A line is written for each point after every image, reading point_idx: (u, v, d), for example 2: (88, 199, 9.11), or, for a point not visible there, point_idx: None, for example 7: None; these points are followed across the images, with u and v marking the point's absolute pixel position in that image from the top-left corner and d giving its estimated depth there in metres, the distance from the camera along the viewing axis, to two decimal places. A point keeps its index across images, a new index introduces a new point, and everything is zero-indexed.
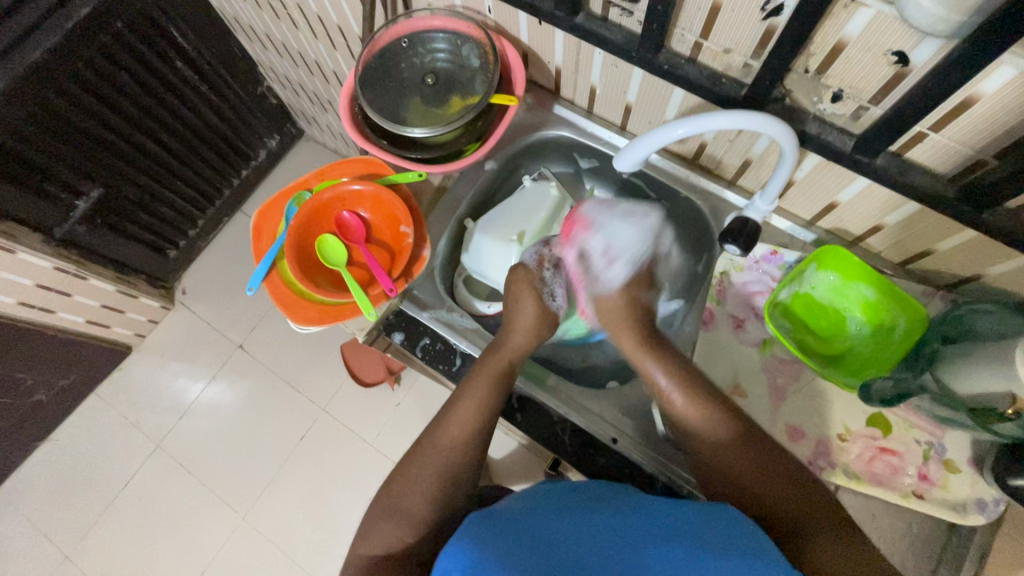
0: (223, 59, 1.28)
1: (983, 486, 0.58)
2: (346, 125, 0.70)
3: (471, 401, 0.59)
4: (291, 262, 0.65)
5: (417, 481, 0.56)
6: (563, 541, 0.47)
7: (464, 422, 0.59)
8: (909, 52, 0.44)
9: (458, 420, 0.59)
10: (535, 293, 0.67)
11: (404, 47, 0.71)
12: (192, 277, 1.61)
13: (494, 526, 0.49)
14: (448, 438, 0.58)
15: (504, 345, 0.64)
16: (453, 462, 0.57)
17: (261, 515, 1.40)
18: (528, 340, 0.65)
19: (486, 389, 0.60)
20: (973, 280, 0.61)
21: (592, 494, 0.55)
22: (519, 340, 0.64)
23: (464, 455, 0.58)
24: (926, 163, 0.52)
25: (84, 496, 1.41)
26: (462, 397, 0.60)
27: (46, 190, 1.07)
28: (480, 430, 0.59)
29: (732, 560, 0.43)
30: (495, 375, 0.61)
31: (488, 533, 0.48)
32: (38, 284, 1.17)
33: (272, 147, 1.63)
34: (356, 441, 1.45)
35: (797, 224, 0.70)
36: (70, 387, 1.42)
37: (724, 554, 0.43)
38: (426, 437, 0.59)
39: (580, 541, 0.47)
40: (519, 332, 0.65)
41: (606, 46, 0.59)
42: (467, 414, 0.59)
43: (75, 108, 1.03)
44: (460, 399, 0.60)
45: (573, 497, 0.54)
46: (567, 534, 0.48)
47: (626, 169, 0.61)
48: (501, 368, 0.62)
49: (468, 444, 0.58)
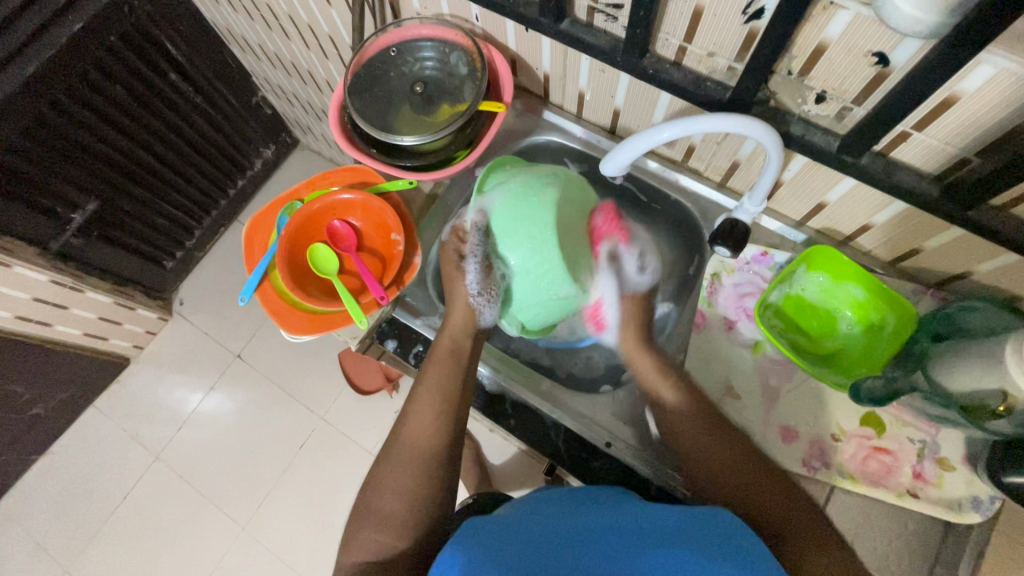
0: (217, 71, 1.29)
1: (977, 483, 0.57)
2: (336, 134, 0.70)
3: (424, 389, 0.60)
4: (281, 271, 0.65)
5: (395, 478, 0.56)
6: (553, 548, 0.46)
7: (427, 405, 0.59)
8: (889, 53, 0.45)
9: (422, 406, 0.59)
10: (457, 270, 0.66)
11: (393, 56, 0.72)
12: (190, 288, 1.61)
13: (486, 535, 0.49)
14: (413, 428, 0.58)
15: (446, 328, 0.65)
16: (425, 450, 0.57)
17: (260, 525, 1.39)
18: (468, 320, 0.65)
19: (437, 371, 0.61)
20: (963, 278, 0.61)
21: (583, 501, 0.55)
22: (459, 317, 0.65)
23: (435, 439, 0.58)
24: (912, 162, 0.53)
25: (82, 509, 1.41)
26: (420, 386, 0.61)
27: (42, 205, 1.08)
28: (446, 412, 0.59)
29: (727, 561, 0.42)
30: (447, 358, 0.63)
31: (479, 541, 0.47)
32: (34, 298, 1.18)
33: (268, 156, 1.63)
34: (354, 449, 1.45)
35: (787, 225, 0.70)
36: (69, 399, 1.42)
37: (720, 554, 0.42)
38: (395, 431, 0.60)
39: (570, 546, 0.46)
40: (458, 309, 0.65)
41: (591, 51, 0.59)
42: (430, 396, 0.60)
43: (70, 122, 1.03)
44: (421, 386, 0.61)
45: (570, 504, 0.54)
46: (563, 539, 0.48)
47: (614, 172, 0.62)
48: (450, 348, 0.64)
49: (437, 428, 0.58)
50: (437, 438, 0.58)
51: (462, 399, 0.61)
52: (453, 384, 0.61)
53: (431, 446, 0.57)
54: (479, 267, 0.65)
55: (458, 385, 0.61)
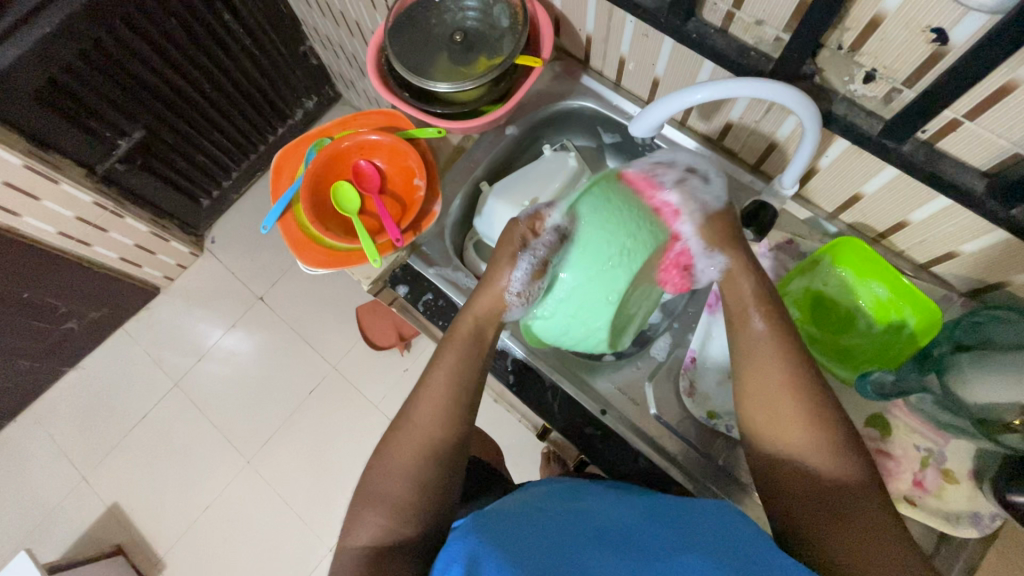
0: (269, 15, 1.31)
1: (980, 500, 0.55)
2: (372, 76, 0.71)
3: (442, 371, 0.56)
4: (304, 204, 0.67)
5: (399, 457, 0.53)
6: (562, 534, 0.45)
7: (435, 394, 0.55)
8: (949, 30, 0.42)
9: (435, 388, 0.55)
10: (510, 255, 0.58)
11: (436, 2, 0.71)
12: (222, 227, 1.66)
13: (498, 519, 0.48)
14: (426, 408, 0.55)
15: (470, 308, 0.59)
16: (431, 434, 0.54)
17: (265, 461, 1.45)
18: (494, 307, 0.59)
19: (457, 353, 0.57)
20: (999, 288, 0.58)
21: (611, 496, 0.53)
22: (485, 307, 0.59)
23: (445, 423, 0.54)
24: (959, 155, 0.50)
25: (104, 424, 1.49)
26: (434, 366, 0.56)
27: (91, 127, 1.12)
28: (454, 397, 0.55)
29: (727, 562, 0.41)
30: (467, 344, 0.57)
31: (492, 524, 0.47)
32: (77, 217, 1.23)
33: (309, 108, 1.66)
34: (360, 401, 1.49)
35: (818, 216, 0.68)
36: (101, 319, 1.49)
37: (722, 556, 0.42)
38: (405, 410, 0.56)
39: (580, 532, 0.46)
40: (487, 295, 0.59)
41: (635, 10, 0.58)
42: (441, 383, 0.55)
43: (124, 49, 1.06)
44: (432, 375, 0.56)
45: (576, 495, 0.53)
46: (565, 527, 0.46)
47: (642, 134, 0.59)
48: (474, 330, 0.58)
49: (449, 411, 0.55)
50: (442, 418, 0.55)
51: (474, 386, 0.56)
52: (468, 371, 0.56)
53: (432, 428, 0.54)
54: (532, 266, 0.58)
55: (472, 376, 0.56)
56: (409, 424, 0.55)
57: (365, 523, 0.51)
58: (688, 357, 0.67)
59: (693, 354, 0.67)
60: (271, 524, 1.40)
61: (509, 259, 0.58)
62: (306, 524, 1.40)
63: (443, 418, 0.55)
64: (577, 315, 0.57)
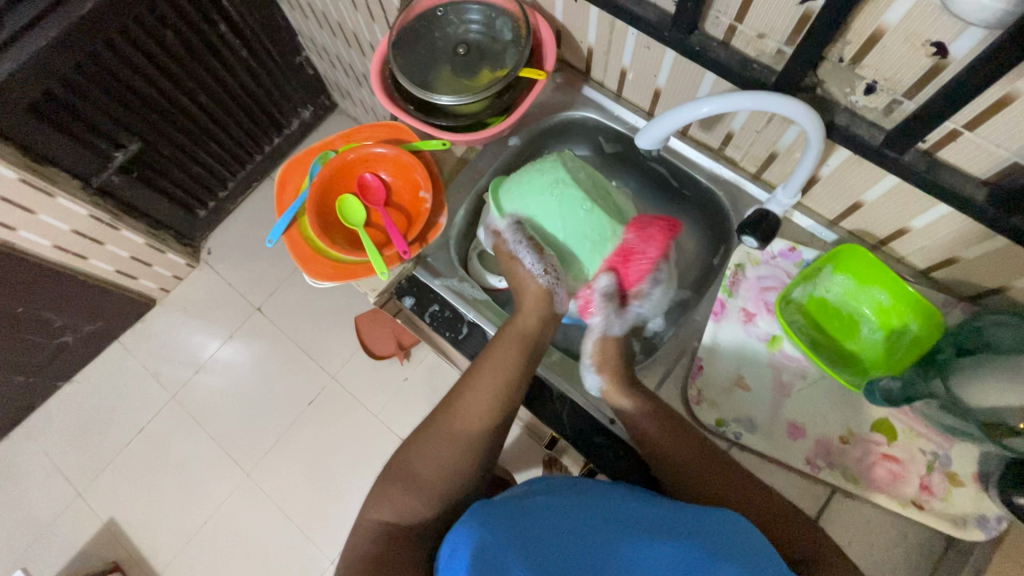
0: (266, 27, 1.31)
1: (986, 502, 0.56)
2: (376, 89, 0.71)
3: (492, 365, 0.61)
4: (310, 217, 0.66)
5: (439, 444, 0.58)
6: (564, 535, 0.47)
7: (488, 386, 0.60)
8: (948, 44, 0.43)
9: (485, 380, 0.60)
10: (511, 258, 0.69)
11: (439, 16, 0.72)
12: (219, 238, 1.65)
13: (498, 512, 0.49)
14: (473, 400, 0.60)
15: (519, 315, 0.67)
16: (474, 425, 0.59)
17: (264, 473, 1.44)
18: (540, 318, 0.66)
19: (507, 352, 0.62)
20: (998, 292, 0.59)
21: (606, 492, 0.54)
22: (531, 318, 0.66)
23: (489, 419, 0.59)
24: (959, 164, 0.51)
25: (100, 438, 1.47)
26: (485, 361, 0.62)
27: (88, 139, 1.11)
28: (506, 392, 0.60)
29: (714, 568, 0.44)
30: (519, 342, 0.63)
31: (494, 517, 0.48)
32: (73, 230, 1.22)
33: (305, 117, 1.65)
34: (360, 410, 1.48)
35: (819, 223, 0.69)
36: (96, 332, 1.47)
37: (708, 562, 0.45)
38: (451, 400, 0.61)
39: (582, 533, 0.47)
40: (531, 308, 0.67)
41: (638, 23, 0.59)
42: (495, 376, 0.61)
43: (121, 62, 1.06)
44: (486, 368, 0.61)
45: (574, 489, 0.55)
46: (569, 522, 0.49)
47: (648, 146, 0.62)
48: (521, 332, 0.64)
49: (496, 408, 0.60)
50: (492, 415, 0.59)
51: (523, 382, 0.62)
52: (521, 369, 0.62)
53: (482, 422, 0.59)
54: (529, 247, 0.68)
55: (524, 374, 0.62)
56: (461, 413, 0.59)
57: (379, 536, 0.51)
58: (695, 365, 0.66)
59: (699, 361, 0.66)
60: (271, 537, 1.39)
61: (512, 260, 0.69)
62: (306, 536, 1.38)
63: (494, 411, 0.60)
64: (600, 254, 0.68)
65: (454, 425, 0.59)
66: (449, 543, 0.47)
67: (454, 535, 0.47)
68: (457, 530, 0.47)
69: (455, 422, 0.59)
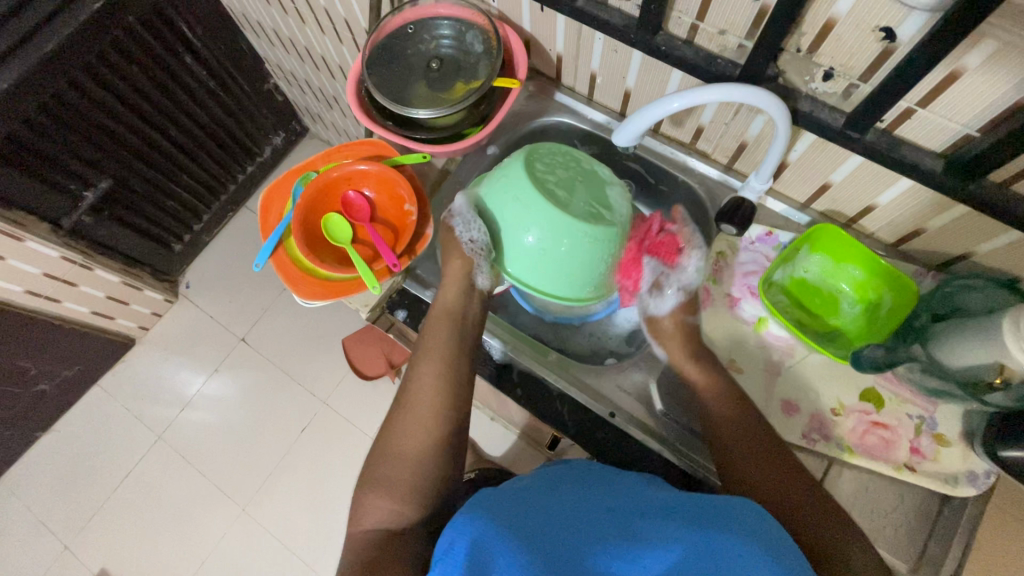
0: (231, 56, 1.31)
1: (974, 458, 0.59)
2: (353, 107, 0.72)
3: (429, 349, 0.63)
4: (297, 237, 0.67)
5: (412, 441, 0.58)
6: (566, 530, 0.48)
7: (429, 369, 0.62)
8: (896, 28, 0.46)
9: (427, 364, 0.62)
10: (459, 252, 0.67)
11: (410, 33, 0.74)
12: (196, 271, 1.62)
13: (499, 505, 0.50)
14: (422, 385, 0.61)
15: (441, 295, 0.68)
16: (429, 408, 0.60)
17: (260, 507, 1.40)
18: (461, 291, 0.67)
19: (440, 332, 0.64)
20: (962, 259, 0.62)
21: (605, 480, 0.56)
22: (451, 295, 0.67)
23: (442, 398, 0.60)
24: (916, 139, 0.54)
25: (84, 487, 1.42)
26: (424, 346, 0.64)
27: (56, 181, 1.09)
28: (446, 370, 0.62)
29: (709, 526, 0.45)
30: (444, 321, 0.65)
31: (493, 509, 0.49)
32: (45, 273, 1.19)
33: (277, 144, 1.65)
34: (355, 433, 1.46)
35: (792, 207, 0.72)
36: (74, 377, 1.43)
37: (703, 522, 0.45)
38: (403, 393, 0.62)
39: (586, 526, 0.48)
40: (451, 285, 0.67)
41: (605, 28, 0.61)
42: (432, 359, 0.63)
43: (85, 99, 1.04)
44: (423, 353, 0.63)
45: (574, 480, 0.56)
46: (570, 518, 0.49)
47: (626, 142, 0.63)
48: (450, 311, 0.66)
49: (442, 386, 0.61)
50: (444, 394, 0.61)
51: (462, 355, 0.64)
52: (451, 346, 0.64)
53: (434, 401, 0.60)
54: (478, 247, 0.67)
55: (458, 349, 0.64)
56: (410, 400, 0.61)
57: (395, 552, 0.51)
58: None
59: None
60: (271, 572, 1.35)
61: (462, 257, 0.67)
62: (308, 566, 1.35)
63: (439, 390, 0.61)
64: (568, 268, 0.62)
65: (411, 413, 0.60)
66: (445, 537, 0.46)
67: (453, 531, 0.46)
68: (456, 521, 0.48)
69: (407, 410, 0.60)
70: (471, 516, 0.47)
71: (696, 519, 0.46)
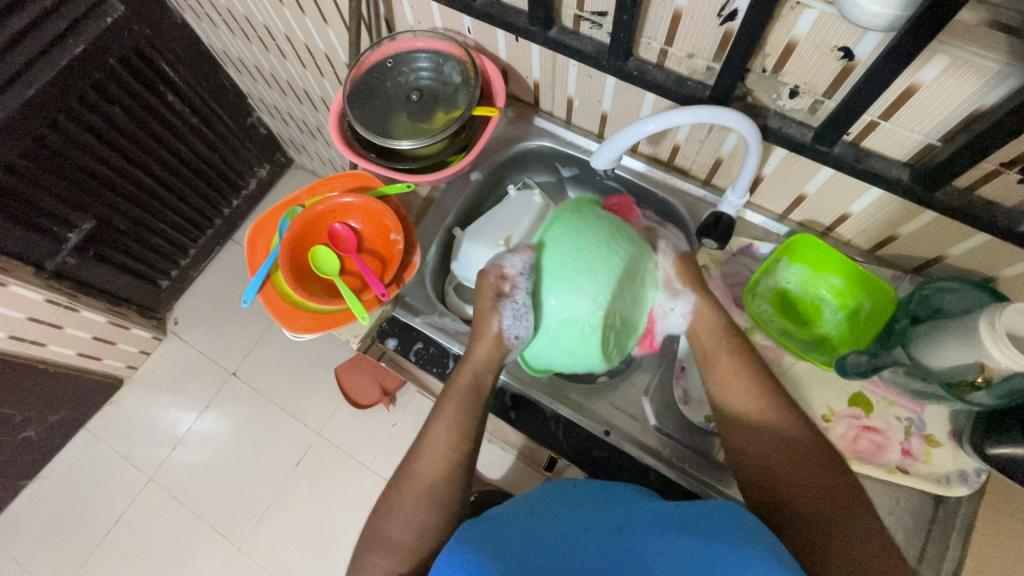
0: (214, 92, 1.32)
1: (963, 458, 0.60)
2: (336, 141, 0.73)
3: (443, 421, 0.60)
4: (284, 272, 0.67)
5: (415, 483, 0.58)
6: (558, 543, 0.48)
7: (442, 438, 0.60)
8: (854, 47, 0.49)
9: (440, 436, 0.60)
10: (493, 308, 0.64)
11: (389, 67, 0.75)
12: (184, 307, 1.61)
13: (493, 534, 0.50)
14: (430, 456, 0.59)
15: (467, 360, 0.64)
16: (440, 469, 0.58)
17: (257, 545, 1.37)
18: (493, 351, 0.64)
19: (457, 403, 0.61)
20: (937, 262, 0.64)
21: (596, 495, 0.56)
22: (483, 352, 0.64)
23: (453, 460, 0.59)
24: (882, 150, 0.56)
25: (72, 534, 1.38)
26: (438, 416, 0.61)
27: (39, 224, 1.08)
28: (462, 436, 0.60)
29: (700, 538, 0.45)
30: (466, 389, 0.62)
31: (487, 538, 0.49)
32: (29, 317, 1.17)
33: (262, 176, 1.65)
34: (352, 464, 1.44)
35: (770, 218, 0.74)
36: (61, 422, 1.40)
37: (696, 535, 0.45)
38: (410, 456, 0.61)
39: (578, 542, 0.48)
40: (482, 343, 0.64)
41: (578, 56, 0.63)
42: (444, 429, 0.60)
43: (67, 141, 1.04)
44: (435, 420, 0.61)
45: (567, 501, 0.56)
46: (563, 535, 0.49)
47: (603, 164, 0.66)
48: (472, 378, 0.63)
49: (455, 457, 0.59)
50: (453, 462, 0.59)
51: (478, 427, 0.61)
52: (472, 413, 0.61)
53: (449, 459, 0.59)
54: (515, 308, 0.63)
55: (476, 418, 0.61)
56: (420, 458, 0.59)
57: None
58: (678, 367, 0.70)
59: (682, 364, 0.70)
60: None
61: (496, 315, 0.63)
62: None
63: (455, 459, 0.59)
64: (573, 359, 0.64)
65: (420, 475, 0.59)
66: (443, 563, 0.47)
67: (437, 565, 0.47)
68: (449, 552, 0.48)
69: (419, 467, 0.59)
70: (458, 545, 0.48)
71: (686, 534, 0.46)
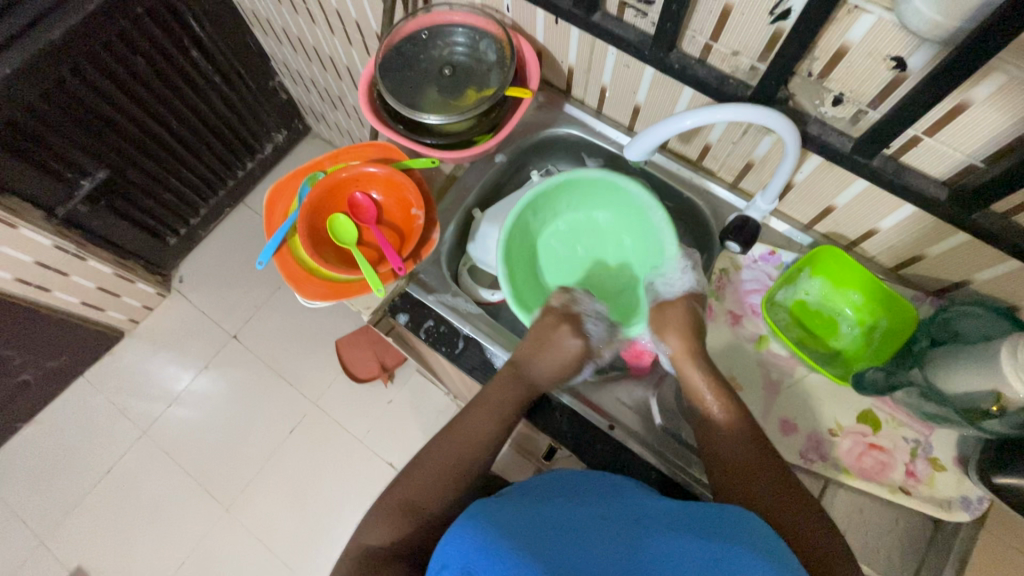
0: (237, 51, 1.30)
1: (967, 484, 0.59)
2: (364, 110, 0.72)
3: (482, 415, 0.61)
4: (302, 236, 0.67)
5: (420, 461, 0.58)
6: (560, 527, 0.47)
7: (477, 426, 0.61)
8: (906, 58, 0.48)
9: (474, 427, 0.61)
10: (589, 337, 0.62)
11: (424, 39, 0.74)
12: (191, 265, 1.60)
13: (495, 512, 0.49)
14: (457, 439, 0.60)
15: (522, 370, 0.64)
16: (453, 452, 0.58)
17: (245, 508, 1.38)
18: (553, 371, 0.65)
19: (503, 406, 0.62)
20: (963, 286, 0.63)
21: (596, 483, 0.57)
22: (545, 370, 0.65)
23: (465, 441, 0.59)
24: (921, 166, 0.55)
25: (63, 480, 1.39)
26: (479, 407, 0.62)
27: (53, 168, 1.07)
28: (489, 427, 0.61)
29: (700, 535, 0.45)
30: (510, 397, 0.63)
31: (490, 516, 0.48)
32: (36, 262, 1.16)
33: (278, 141, 1.63)
34: (345, 436, 1.44)
35: (795, 227, 0.73)
36: (60, 368, 1.40)
37: (695, 531, 0.45)
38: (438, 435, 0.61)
39: (580, 526, 0.48)
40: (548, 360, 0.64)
41: (620, 44, 0.62)
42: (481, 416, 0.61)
43: (88, 88, 1.03)
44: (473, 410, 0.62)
45: (568, 486, 0.56)
46: (565, 519, 0.49)
47: (636, 156, 0.64)
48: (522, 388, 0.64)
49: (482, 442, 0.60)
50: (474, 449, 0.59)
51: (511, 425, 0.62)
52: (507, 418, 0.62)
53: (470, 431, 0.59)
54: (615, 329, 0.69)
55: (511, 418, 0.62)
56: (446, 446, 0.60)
57: None
58: None
59: None
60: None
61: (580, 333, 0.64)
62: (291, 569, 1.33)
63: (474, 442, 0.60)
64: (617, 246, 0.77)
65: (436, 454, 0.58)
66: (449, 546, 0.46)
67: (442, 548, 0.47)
68: (454, 533, 0.47)
69: (446, 450, 0.59)
70: (459, 528, 0.47)
71: (686, 531, 0.46)
